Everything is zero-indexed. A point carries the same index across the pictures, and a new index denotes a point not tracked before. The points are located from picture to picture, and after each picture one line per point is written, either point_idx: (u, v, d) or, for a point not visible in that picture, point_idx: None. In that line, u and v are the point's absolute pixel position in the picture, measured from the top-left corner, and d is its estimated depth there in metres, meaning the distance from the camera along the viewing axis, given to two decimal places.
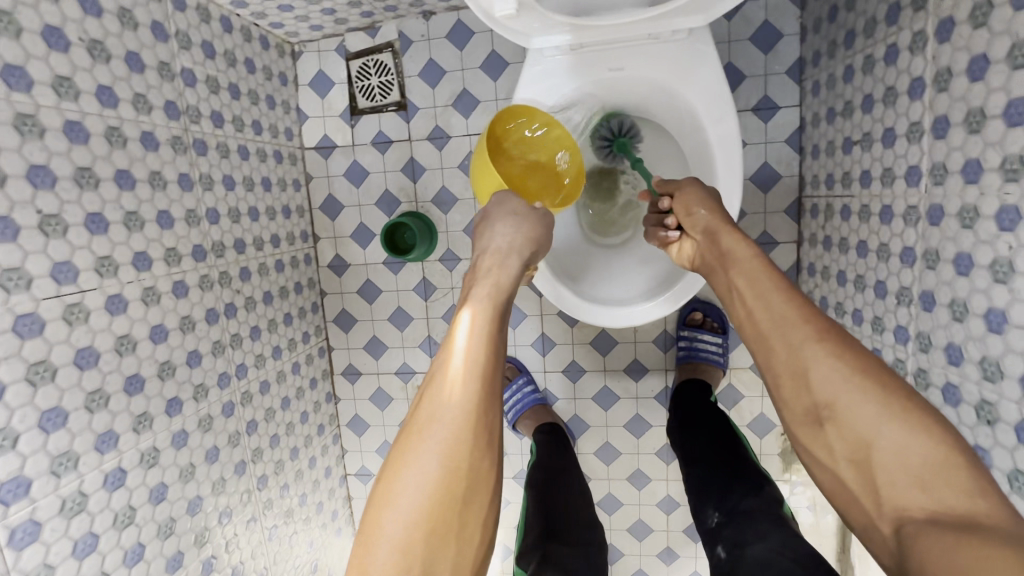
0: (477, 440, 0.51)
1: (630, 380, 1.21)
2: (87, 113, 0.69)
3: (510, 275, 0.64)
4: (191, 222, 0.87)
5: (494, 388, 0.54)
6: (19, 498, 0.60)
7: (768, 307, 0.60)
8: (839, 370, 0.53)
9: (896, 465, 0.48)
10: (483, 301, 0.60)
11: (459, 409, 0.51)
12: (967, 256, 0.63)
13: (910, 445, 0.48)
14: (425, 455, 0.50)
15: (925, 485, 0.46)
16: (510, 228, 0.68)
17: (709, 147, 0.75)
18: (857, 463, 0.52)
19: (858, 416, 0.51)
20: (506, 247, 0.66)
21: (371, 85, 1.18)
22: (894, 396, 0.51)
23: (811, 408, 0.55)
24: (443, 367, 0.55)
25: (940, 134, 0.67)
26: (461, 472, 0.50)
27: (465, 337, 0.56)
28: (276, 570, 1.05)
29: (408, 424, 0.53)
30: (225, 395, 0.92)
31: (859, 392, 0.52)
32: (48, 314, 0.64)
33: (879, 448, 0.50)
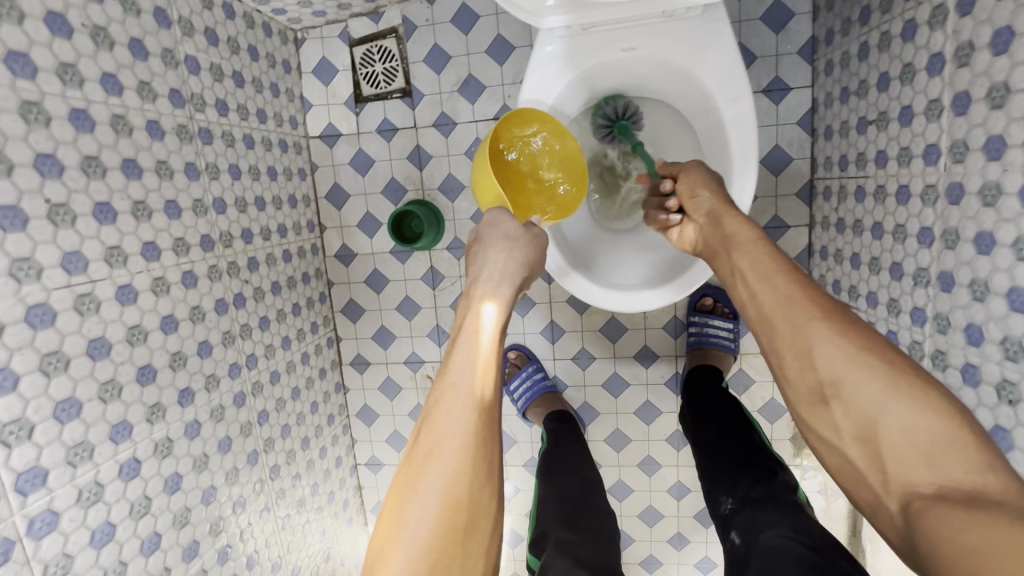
0: (479, 461, 0.52)
1: (640, 367, 1.21)
2: (92, 100, 0.68)
3: (504, 294, 0.66)
4: (198, 212, 0.86)
5: (494, 411, 0.56)
6: (37, 488, 0.60)
7: (769, 289, 0.60)
8: (841, 350, 0.53)
9: (901, 441, 0.48)
10: (484, 321, 0.61)
11: (461, 433, 0.52)
12: (989, 234, 0.62)
13: (916, 418, 0.47)
14: (429, 483, 0.50)
15: (931, 460, 0.46)
16: (506, 250, 0.70)
17: (724, 127, 0.74)
18: (863, 442, 0.51)
19: (862, 394, 0.51)
20: (501, 267, 0.68)
21: (376, 71, 1.17)
22: (899, 370, 0.50)
23: (815, 387, 0.54)
24: (446, 388, 0.55)
25: (961, 110, 0.66)
26: (462, 500, 0.50)
27: (457, 369, 0.57)
28: (290, 558, 1.06)
29: (409, 456, 0.53)
30: (236, 385, 0.92)
31: (865, 368, 0.51)
32: (59, 305, 0.63)
33: (883, 424, 0.49)
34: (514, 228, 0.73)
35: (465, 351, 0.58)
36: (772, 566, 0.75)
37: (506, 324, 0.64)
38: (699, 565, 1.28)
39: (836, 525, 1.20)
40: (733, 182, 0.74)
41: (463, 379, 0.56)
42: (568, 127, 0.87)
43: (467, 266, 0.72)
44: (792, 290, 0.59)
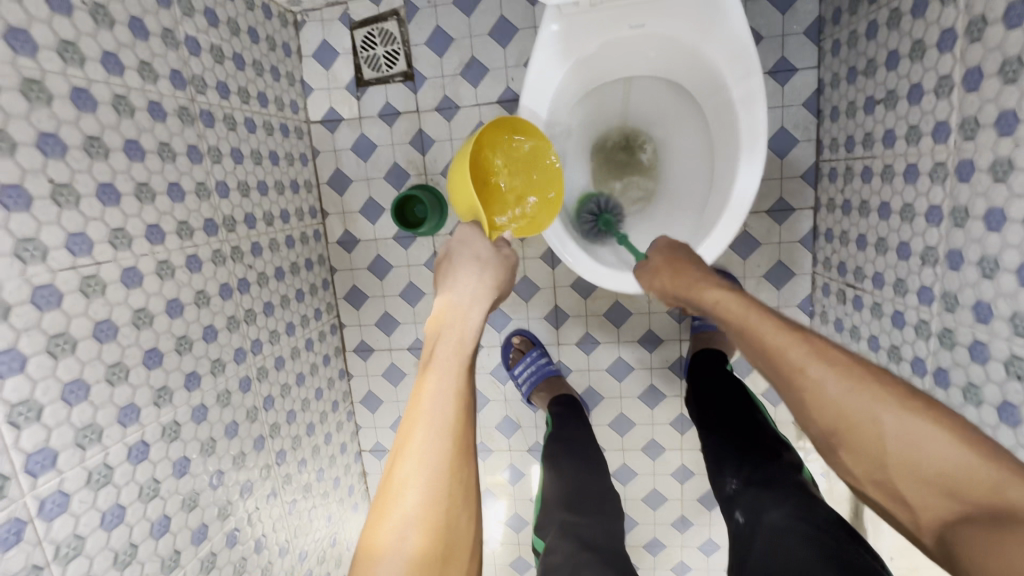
0: (451, 491, 0.50)
1: (644, 352, 1.21)
2: (93, 80, 0.67)
3: (477, 315, 0.63)
4: (201, 195, 0.85)
5: (468, 442, 0.53)
6: (47, 470, 0.60)
7: (757, 332, 0.57)
8: (838, 391, 0.50)
9: (916, 478, 0.46)
10: (450, 346, 0.59)
11: (430, 464, 0.50)
12: (1000, 211, 0.62)
13: (927, 452, 0.45)
14: (397, 517, 0.48)
15: (952, 492, 0.44)
16: (475, 272, 0.68)
17: (733, 106, 0.73)
18: (882, 484, 0.49)
19: (865, 439, 0.48)
20: (474, 290, 0.66)
21: (377, 55, 1.15)
22: (898, 401, 0.48)
23: (822, 437, 0.52)
24: (410, 424, 0.52)
25: (972, 87, 0.65)
26: (441, 528, 0.48)
27: (426, 405, 0.53)
28: (297, 542, 1.06)
29: (378, 498, 0.50)
30: (242, 369, 0.92)
31: (853, 407, 0.49)
32: (65, 286, 0.63)
33: (896, 465, 0.47)
34: (484, 248, 0.71)
35: (434, 384, 0.55)
36: (777, 545, 0.74)
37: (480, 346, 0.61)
38: (702, 547, 1.29)
39: (840, 506, 1.24)
40: (741, 161, 0.73)
41: (431, 414, 0.52)
42: (574, 108, 0.86)
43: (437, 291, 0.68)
44: (777, 327, 0.56)
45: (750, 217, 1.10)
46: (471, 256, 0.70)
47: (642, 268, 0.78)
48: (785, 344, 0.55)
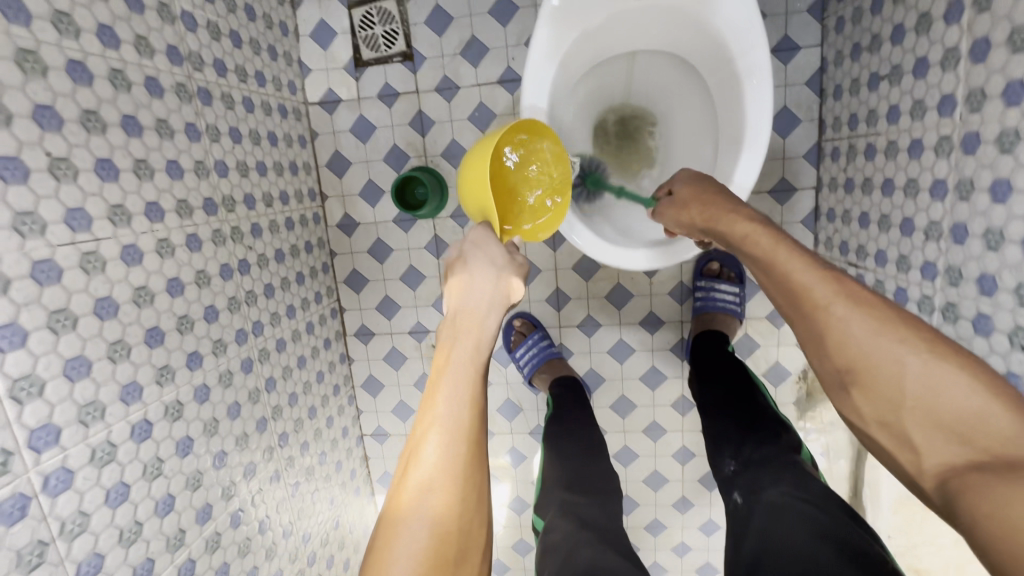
0: (465, 500, 0.50)
1: (646, 333, 1.21)
2: (89, 53, 0.66)
3: (493, 322, 0.58)
4: (200, 174, 0.84)
5: (481, 446, 0.53)
6: (50, 446, 0.59)
7: (783, 266, 0.55)
8: (863, 329, 0.49)
9: (929, 420, 0.45)
10: (464, 352, 0.56)
11: (444, 469, 0.50)
12: (1005, 182, 0.62)
13: (946, 396, 0.44)
14: (409, 525, 0.48)
15: (964, 438, 0.43)
16: (489, 273, 0.61)
17: (739, 79, 0.73)
18: (889, 425, 0.48)
19: (883, 377, 0.47)
20: (492, 294, 0.60)
21: (375, 34, 1.14)
22: (927, 344, 0.46)
23: (833, 374, 0.51)
24: (426, 429, 0.52)
25: (979, 58, 0.65)
26: (455, 536, 0.49)
27: (440, 414, 0.52)
28: (301, 524, 1.07)
29: (392, 497, 0.50)
30: (243, 350, 0.92)
31: (879, 343, 0.48)
32: (65, 262, 0.62)
33: (909, 405, 0.46)
34: (499, 253, 0.64)
35: (448, 385, 0.53)
36: (775, 522, 0.75)
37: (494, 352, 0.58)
38: (703, 528, 1.30)
39: (839, 485, 1.25)
40: (746, 136, 0.73)
41: (444, 419, 0.52)
42: (577, 86, 0.85)
43: (445, 287, 0.62)
44: (807, 262, 0.54)
45: (753, 197, 1.10)
46: (484, 257, 0.63)
47: (667, 206, 0.75)
48: (813, 280, 0.52)
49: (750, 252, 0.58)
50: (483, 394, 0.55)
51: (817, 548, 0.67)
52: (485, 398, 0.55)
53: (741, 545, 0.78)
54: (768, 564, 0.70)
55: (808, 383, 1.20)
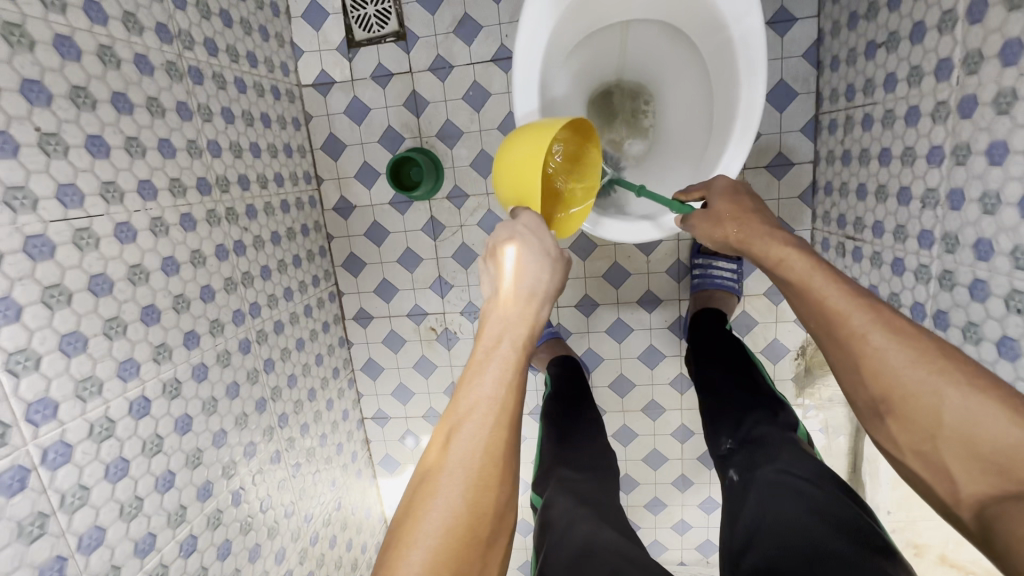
0: (499, 480, 0.49)
1: (643, 312, 1.21)
2: (76, 28, 0.66)
3: (543, 310, 0.58)
4: (193, 153, 0.84)
5: (517, 427, 0.51)
6: (48, 420, 0.60)
7: (822, 291, 0.56)
8: (902, 359, 0.50)
9: (965, 448, 0.46)
10: (514, 335, 0.54)
11: (480, 445, 0.49)
12: (1002, 143, 0.62)
13: (985, 427, 0.45)
14: (436, 498, 0.47)
15: (1003, 469, 0.43)
16: (540, 261, 0.60)
17: (733, 47, 0.71)
18: (925, 455, 0.49)
19: (920, 407, 0.48)
20: (546, 283, 0.59)
21: (368, 14, 1.13)
22: (967, 376, 0.47)
23: (870, 403, 0.53)
24: (461, 403, 0.51)
25: (976, 18, 0.64)
26: (485, 515, 0.47)
27: (478, 388, 0.51)
28: (303, 504, 1.07)
29: (422, 469, 0.49)
30: (241, 331, 0.92)
31: (916, 374, 0.49)
32: (58, 238, 0.62)
33: (946, 435, 0.47)
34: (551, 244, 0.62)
35: (495, 365, 0.52)
36: (770, 498, 0.75)
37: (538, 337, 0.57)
38: (702, 506, 1.31)
39: (834, 463, 1.26)
40: (740, 105, 0.72)
41: (485, 397, 0.51)
42: (571, 61, 0.84)
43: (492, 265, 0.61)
44: (848, 291, 0.55)
45: (750, 173, 1.09)
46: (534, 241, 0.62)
47: (700, 216, 0.73)
48: (853, 306, 0.53)
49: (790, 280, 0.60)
50: (523, 376, 0.53)
51: (810, 523, 0.67)
52: (524, 382, 0.53)
53: (737, 520, 0.78)
54: (760, 539, 0.70)
55: (806, 360, 1.20)
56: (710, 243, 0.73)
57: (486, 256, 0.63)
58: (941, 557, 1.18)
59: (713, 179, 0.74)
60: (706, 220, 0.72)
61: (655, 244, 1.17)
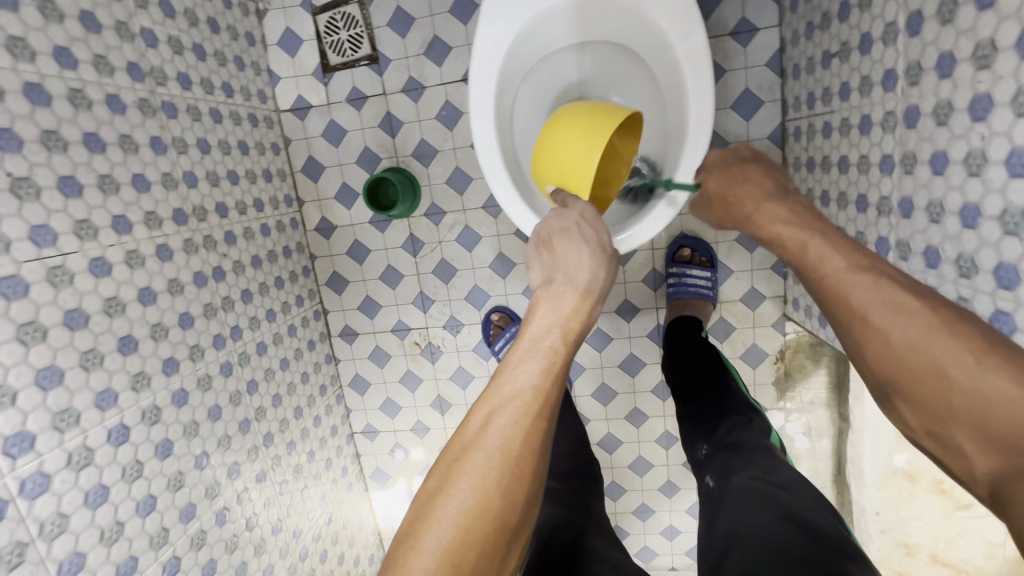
0: (532, 468, 0.50)
1: (622, 321, 1.22)
2: (46, 75, 0.69)
3: (592, 307, 0.59)
4: (168, 185, 0.87)
5: (552, 417, 0.53)
6: (25, 452, 0.63)
7: (823, 265, 0.54)
8: (906, 332, 0.46)
9: (973, 425, 0.42)
10: (561, 329, 0.57)
11: (518, 431, 0.51)
12: (943, 154, 0.63)
13: (995, 401, 0.41)
14: (466, 477, 0.49)
15: (1013, 447, 0.39)
16: (597, 254, 0.62)
17: (679, 65, 0.74)
18: (937, 436, 0.46)
19: (925, 383, 0.45)
20: (600, 278, 0.60)
21: (341, 39, 1.16)
22: (973, 348, 0.43)
23: (878, 382, 0.50)
24: (498, 391, 0.53)
25: (915, 30, 0.65)
26: (518, 502, 0.49)
27: (517, 376, 0.53)
28: (291, 521, 1.10)
29: (451, 451, 0.52)
30: (222, 355, 0.95)
31: (923, 348, 0.45)
32: (31, 277, 0.65)
33: (957, 414, 0.43)
34: (606, 236, 0.65)
35: (530, 357, 0.54)
36: (743, 507, 0.75)
37: (588, 329, 0.60)
38: (689, 511, 1.31)
39: (819, 464, 1.26)
40: (690, 119, 0.74)
41: (524, 387, 0.53)
42: (528, 84, 0.86)
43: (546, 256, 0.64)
44: (848, 265, 0.52)
45: None
46: (591, 232, 0.64)
47: (700, 202, 0.74)
48: (853, 280, 0.51)
49: (791, 257, 0.58)
50: (565, 369, 0.55)
51: (784, 530, 0.68)
52: (567, 372, 0.56)
53: (714, 530, 0.78)
54: (736, 552, 0.70)
55: (785, 363, 1.20)
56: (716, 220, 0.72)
57: (533, 247, 0.66)
58: (932, 557, 1.24)
59: (705, 155, 0.74)
60: (705, 203, 0.73)
61: (629, 254, 1.18)
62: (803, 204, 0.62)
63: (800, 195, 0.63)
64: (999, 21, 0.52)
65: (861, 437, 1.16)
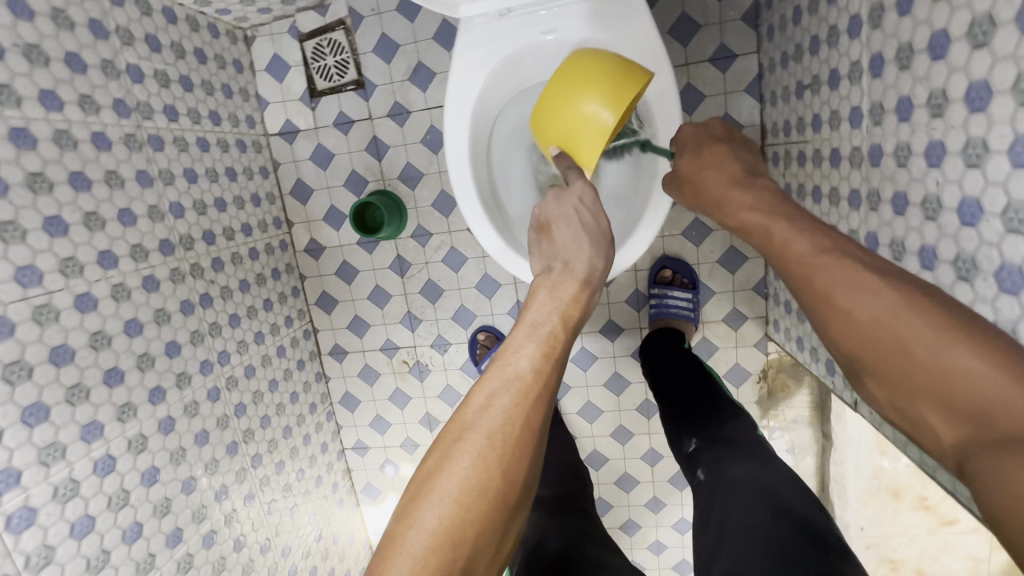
0: (530, 449, 0.49)
1: (606, 340, 1.24)
2: (32, 119, 0.71)
3: (590, 295, 0.61)
4: (155, 218, 0.89)
5: (551, 401, 0.52)
6: (11, 488, 0.65)
7: (789, 248, 0.52)
8: (870, 309, 0.44)
9: (936, 400, 0.40)
10: (558, 313, 0.57)
11: (516, 408, 0.50)
12: (903, 195, 0.64)
13: (959, 376, 0.38)
14: (465, 456, 0.47)
15: (978, 420, 0.37)
16: (597, 242, 0.65)
17: (649, 105, 0.77)
18: (900, 411, 0.43)
19: (889, 359, 0.42)
20: (598, 267, 0.63)
21: (328, 65, 1.18)
22: (935, 323, 0.41)
23: (846, 361, 0.47)
24: (493, 368, 0.52)
25: (876, 73, 0.66)
26: (517, 482, 0.48)
27: (515, 357, 0.53)
28: (280, 540, 1.12)
29: (445, 431, 0.50)
30: (210, 381, 0.97)
31: (893, 322, 0.43)
32: (17, 316, 0.67)
33: (922, 388, 0.40)
34: (605, 227, 0.67)
35: (526, 341, 0.54)
36: (735, 500, 0.76)
37: (584, 320, 0.60)
38: (676, 526, 1.33)
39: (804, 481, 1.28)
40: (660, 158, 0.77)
41: (521, 368, 0.52)
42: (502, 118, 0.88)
43: (550, 247, 0.66)
44: (814, 244, 0.50)
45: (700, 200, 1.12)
46: (590, 218, 0.67)
47: (669, 180, 0.73)
48: (819, 262, 0.48)
49: (759, 240, 0.56)
50: (564, 355, 0.55)
51: (773, 525, 0.68)
52: (565, 358, 0.55)
53: (708, 524, 0.79)
54: (728, 546, 0.71)
55: (768, 383, 1.21)
56: (683, 198, 0.70)
57: (535, 236, 0.69)
58: (917, 571, 1.25)
59: (676, 133, 0.73)
60: (674, 181, 0.71)
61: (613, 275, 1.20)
62: (772, 189, 0.60)
63: (766, 180, 0.62)
64: (950, 73, 0.54)
65: (844, 456, 1.18)
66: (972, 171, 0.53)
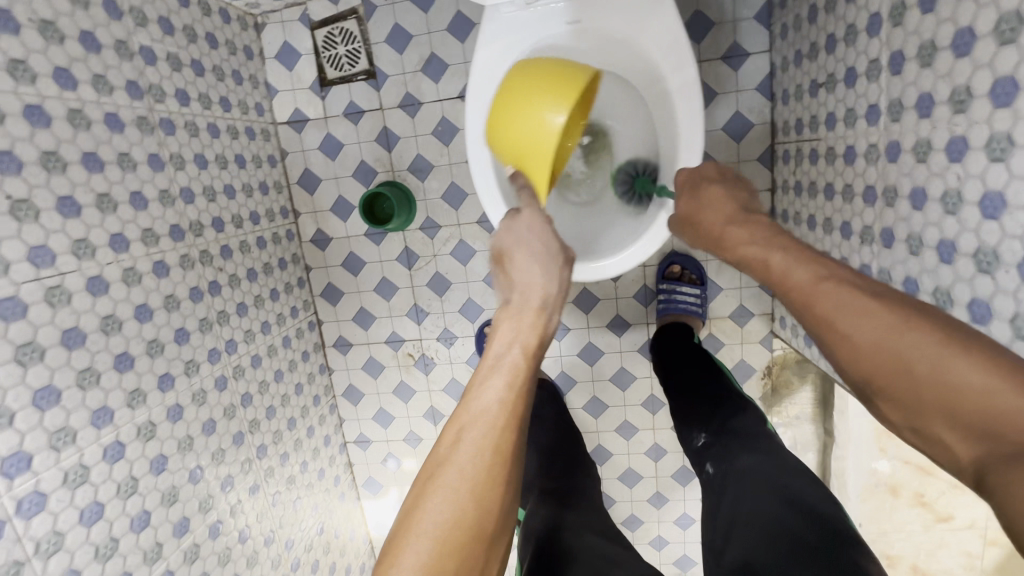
0: (505, 480, 0.49)
1: (613, 336, 1.24)
2: (46, 96, 0.69)
3: (549, 318, 0.58)
4: (165, 202, 0.88)
5: (524, 428, 0.52)
6: (22, 472, 0.63)
7: (787, 279, 0.52)
8: (869, 333, 0.44)
9: (948, 416, 0.38)
10: (524, 340, 0.55)
11: (485, 446, 0.49)
12: (922, 189, 0.65)
13: (965, 391, 0.37)
14: (439, 493, 0.48)
15: (993, 432, 0.36)
16: (549, 264, 0.61)
17: (672, 97, 0.77)
18: (918, 432, 0.41)
19: (895, 380, 0.42)
20: (554, 289, 0.59)
21: (338, 54, 1.17)
22: (937, 339, 0.40)
23: (856, 387, 0.46)
24: (465, 407, 0.52)
25: (896, 70, 0.67)
26: (494, 510, 0.48)
27: (481, 394, 0.52)
28: (282, 532, 1.10)
29: (424, 469, 0.51)
30: (217, 369, 0.95)
31: (895, 343, 0.42)
32: (29, 297, 0.66)
33: (932, 407, 0.39)
34: (553, 244, 0.64)
35: (495, 374, 0.53)
36: (745, 493, 0.76)
37: (548, 344, 0.58)
38: (678, 522, 1.33)
39: None
40: (681, 148, 0.77)
41: (489, 405, 0.51)
42: None
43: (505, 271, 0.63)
44: (809, 275, 0.50)
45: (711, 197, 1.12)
46: (542, 239, 0.64)
47: (677, 224, 0.74)
48: (815, 290, 0.48)
49: (759, 274, 0.56)
50: (530, 381, 0.54)
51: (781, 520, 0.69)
52: (533, 385, 0.54)
53: (717, 517, 0.80)
54: (738, 539, 0.72)
55: (772, 379, 1.22)
56: (691, 237, 0.71)
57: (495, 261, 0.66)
58: (912, 568, 1.27)
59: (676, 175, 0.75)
60: (681, 223, 0.72)
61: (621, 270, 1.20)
62: (767, 222, 0.61)
63: (762, 214, 0.63)
64: (974, 69, 0.55)
65: (845, 453, 1.20)
66: (996, 165, 0.54)
